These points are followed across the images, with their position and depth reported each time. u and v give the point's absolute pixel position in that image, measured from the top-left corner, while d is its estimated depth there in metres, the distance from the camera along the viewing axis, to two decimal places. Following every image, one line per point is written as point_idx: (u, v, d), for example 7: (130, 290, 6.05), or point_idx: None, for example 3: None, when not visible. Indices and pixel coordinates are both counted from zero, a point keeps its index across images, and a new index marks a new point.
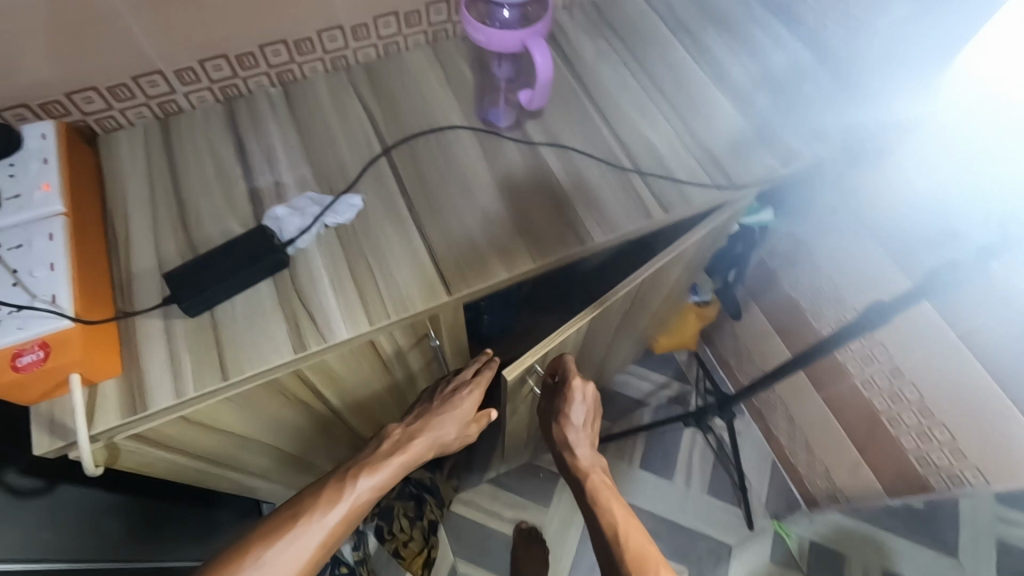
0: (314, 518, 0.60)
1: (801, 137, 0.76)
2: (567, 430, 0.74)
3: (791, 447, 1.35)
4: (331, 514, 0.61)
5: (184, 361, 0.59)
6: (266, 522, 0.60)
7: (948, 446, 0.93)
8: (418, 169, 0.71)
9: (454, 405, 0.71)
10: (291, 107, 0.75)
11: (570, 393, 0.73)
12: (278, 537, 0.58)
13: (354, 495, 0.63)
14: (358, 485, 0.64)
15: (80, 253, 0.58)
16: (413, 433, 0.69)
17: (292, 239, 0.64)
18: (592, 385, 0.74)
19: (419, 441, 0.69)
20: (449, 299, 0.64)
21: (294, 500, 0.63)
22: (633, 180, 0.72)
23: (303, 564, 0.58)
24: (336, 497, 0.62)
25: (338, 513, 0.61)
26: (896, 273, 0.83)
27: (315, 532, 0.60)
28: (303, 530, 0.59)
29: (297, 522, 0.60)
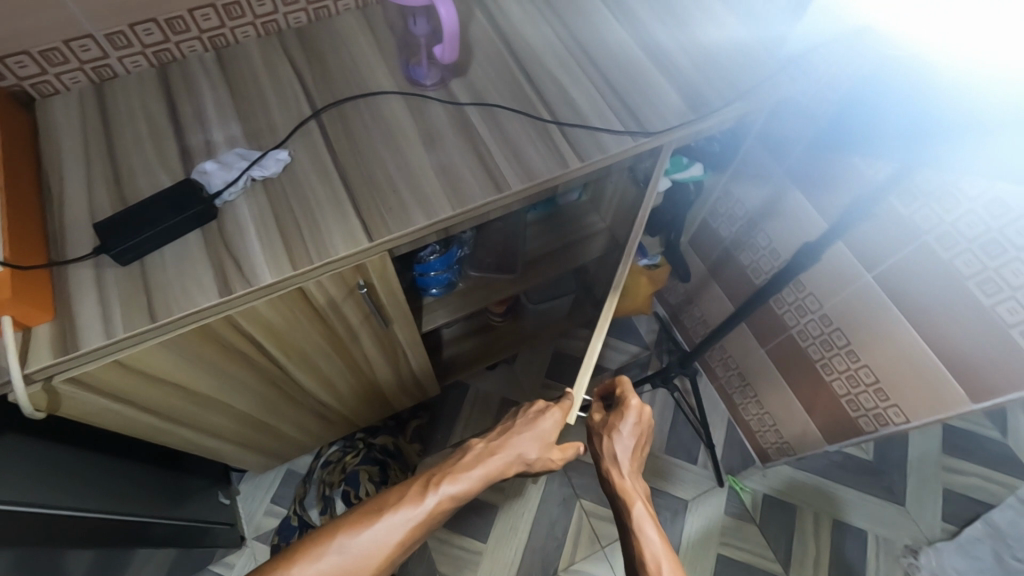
0: (397, 517, 0.61)
1: (717, 89, 0.79)
2: (615, 445, 0.73)
3: (742, 403, 1.40)
4: (415, 515, 0.62)
5: (114, 306, 0.62)
6: (347, 516, 0.62)
7: (873, 388, 0.98)
8: (344, 126, 0.74)
9: (535, 424, 0.73)
10: (223, 70, 0.78)
11: (625, 411, 0.74)
12: (361, 528, 0.60)
13: (432, 497, 0.64)
14: (440, 491, 0.64)
15: (10, 204, 0.61)
16: (493, 449, 0.70)
17: (219, 192, 0.67)
18: (647, 407, 0.75)
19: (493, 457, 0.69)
20: (371, 245, 0.67)
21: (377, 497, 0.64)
22: (551, 131, 0.75)
23: (381, 560, 0.60)
24: (415, 500, 0.63)
25: (417, 516, 0.62)
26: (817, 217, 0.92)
27: (394, 530, 0.61)
28: (384, 526, 0.60)
29: (381, 516, 0.61)
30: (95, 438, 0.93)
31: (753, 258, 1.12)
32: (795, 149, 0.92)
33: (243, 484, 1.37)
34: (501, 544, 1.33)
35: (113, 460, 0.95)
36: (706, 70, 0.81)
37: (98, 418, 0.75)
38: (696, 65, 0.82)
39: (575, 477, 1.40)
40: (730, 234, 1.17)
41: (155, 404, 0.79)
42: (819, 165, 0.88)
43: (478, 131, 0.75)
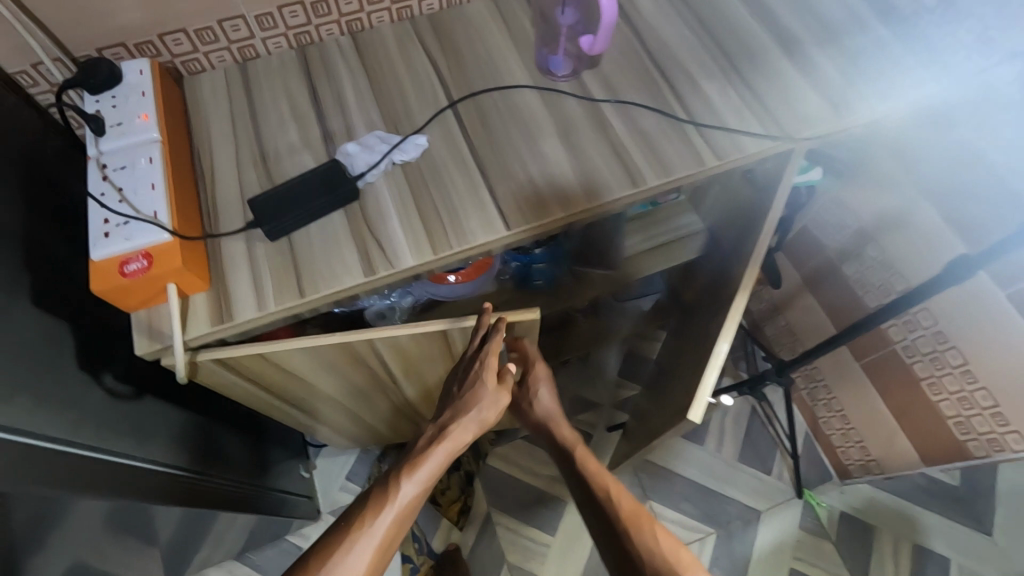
0: (366, 527, 0.63)
1: (864, 96, 0.76)
2: (542, 404, 0.85)
3: (824, 417, 1.37)
4: (382, 519, 0.64)
5: (265, 279, 0.64)
6: (338, 522, 0.65)
7: (990, 413, 0.94)
8: (480, 115, 0.74)
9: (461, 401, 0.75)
10: (359, 54, 0.79)
11: (535, 374, 0.84)
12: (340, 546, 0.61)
13: (399, 500, 0.66)
14: (414, 474, 0.69)
15: (174, 176, 0.64)
16: (445, 426, 0.73)
17: (362, 173, 0.69)
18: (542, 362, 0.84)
19: (444, 445, 0.72)
20: (508, 234, 0.67)
21: (357, 521, 0.64)
22: (688, 130, 0.73)
23: (393, 530, 0.65)
24: (381, 507, 0.65)
25: (385, 520, 0.64)
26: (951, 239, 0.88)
27: (368, 546, 0.62)
28: (360, 535, 0.62)
29: (348, 532, 0.63)
30: (224, 411, 0.98)
31: (858, 267, 1.08)
32: (942, 172, 0.87)
33: (319, 459, 1.40)
34: (569, 538, 1.33)
35: (237, 436, 1.00)
36: (852, 75, 0.78)
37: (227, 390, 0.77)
38: (836, 68, 0.78)
39: (646, 479, 1.39)
40: (830, 243, 1.13)
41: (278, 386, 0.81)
42: (975, 193, 0.83)
43: (612, 125, 0.74)
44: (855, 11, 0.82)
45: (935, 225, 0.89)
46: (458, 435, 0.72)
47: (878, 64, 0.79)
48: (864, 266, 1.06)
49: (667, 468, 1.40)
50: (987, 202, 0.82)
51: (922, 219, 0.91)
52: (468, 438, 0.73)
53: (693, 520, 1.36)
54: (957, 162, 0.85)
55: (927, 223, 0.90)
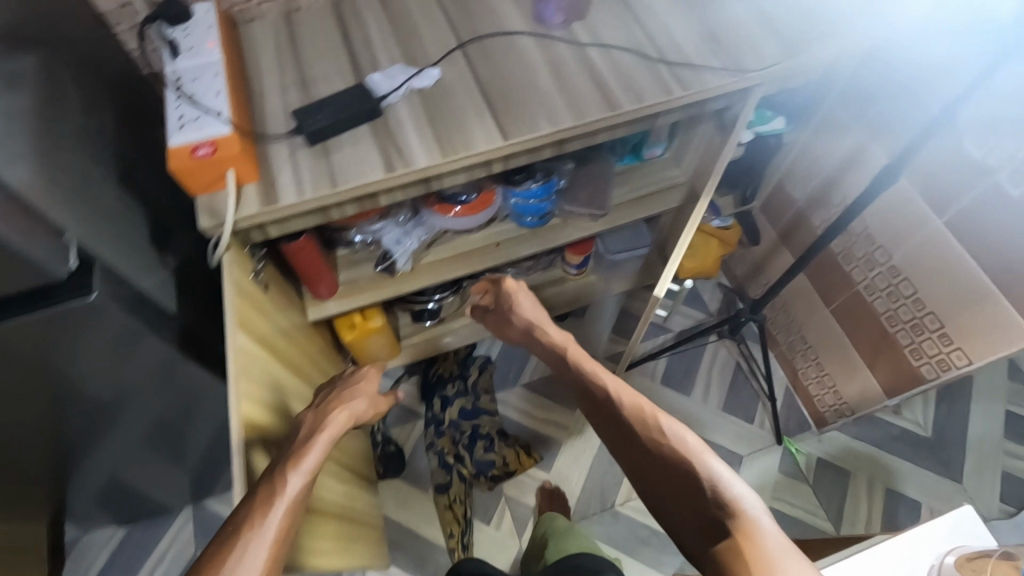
0: (255, 528, 0.63)
1: (818, 36, 0.87)
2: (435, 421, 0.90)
3: (802, 368, 1.47)
4: (270, 517, 0.64)
5: (304, 173, 0.78)
6: (224, 526, 0.65)
7: (937, 335, 1.05)
8: (484, 53, 0.89)
9: (354, 385, 0.86)
10: (385, 6, 0.94)
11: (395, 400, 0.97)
12: (238, 551, 0.62)
13: (284, 491, 0.66)
14: (299, 466, 0.69)
15: (234, 88, 0.78)
16: (330, 409, 0.80)
17: (385, 95, 0.83)
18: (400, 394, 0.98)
19: (326, 433, 0.75)
20: (505, 144, 0.81)
21: (239, 521, 0.64)
22: (660, 67, 0.87)
23: (286, 535, 0.64)
24: (265, 503, 0.65)
25: (275, 516, 0.64)
26: (874, 147, 1.05)
27: (260, 545, 0.62)
28: (251, 540, 0.62)
29: (241, 536, 0.62)
30: None
31: (826, 215, 1.21)
32: (874, 94, 1.02)
33: None
34: (563, 474, 1.45)
35: None
36: (809, 24, 0.89)
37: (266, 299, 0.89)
38: (793, 18, 0.90)
39: None
40: (795, 187, 1.27)
41: (248, 322, 0.78)
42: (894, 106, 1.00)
43: (595, 63, 0.88)
44: None
45: (859, 136, 1.07)
46: (341, 419, 0.79)
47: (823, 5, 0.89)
48: (825, 201, 1.20)
49: None
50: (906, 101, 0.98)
51: (851, 137, 1.08)
52: (344, 425, 0.79)
53: None
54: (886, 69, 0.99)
55: (853, 136, 1.08)
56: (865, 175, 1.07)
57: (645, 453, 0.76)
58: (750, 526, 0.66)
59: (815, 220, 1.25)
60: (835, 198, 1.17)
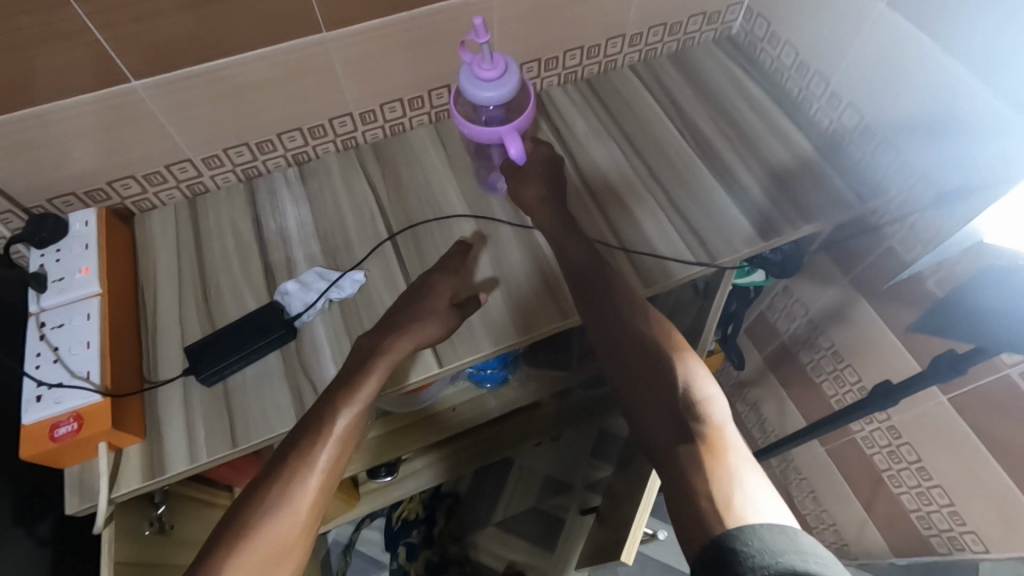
0: (279, 499, 0.56)
1: (793, 218, 0.79)
2: None
3: (798, 497, 1.35)
4: (304, 493, 0.57)
5: (199, 427, 0.65)
6: (274, 455, 0.59)
7: (948, 510, 0.93)
8: (418, 245, 0.77)
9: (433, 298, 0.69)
10: (305, 185, 0.83)
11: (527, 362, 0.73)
12: (261, 520, 0.55)
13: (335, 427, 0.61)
14: (352, 398, 0.63)
15: (113, 327, 0.66)
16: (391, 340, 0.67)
17: (299, 314, 0.71)
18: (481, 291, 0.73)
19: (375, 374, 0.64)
20: (439, 370, 0.69)
21: (292, 452, 0.59)
22: (619, 257, 0.76)
23: (308, 517, 0.57)
24: (318, 438, 0.59)
25: (310, 486, 0.57)
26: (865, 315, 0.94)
27: (311, 475, 0.58)
28: (271, 522, 0.55)
29: (263, 515, 0.55)
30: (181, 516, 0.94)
31: (816, 356, 1.10)
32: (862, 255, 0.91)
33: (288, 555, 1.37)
34: None
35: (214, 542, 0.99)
36: (784, 200, 0.81)
37: (174, 544, 0.76)
38: (768, 187, 0.82)
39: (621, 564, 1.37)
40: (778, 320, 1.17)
41: None
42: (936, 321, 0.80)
43: (546, 254, 0.76)
44: (781, 128, 0.87)
45: (849, 295, 0.95)
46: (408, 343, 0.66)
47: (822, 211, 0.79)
48: (813, 343, 1.09)
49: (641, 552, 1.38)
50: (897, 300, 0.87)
51: (842, 294, 0.97)
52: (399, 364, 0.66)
53: None
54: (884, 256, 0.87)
55: (844, 293, 0.97)
56: (864, 339, 0.95)
57: (638, 381, 0.59)
58: (724, 442, 0.52)
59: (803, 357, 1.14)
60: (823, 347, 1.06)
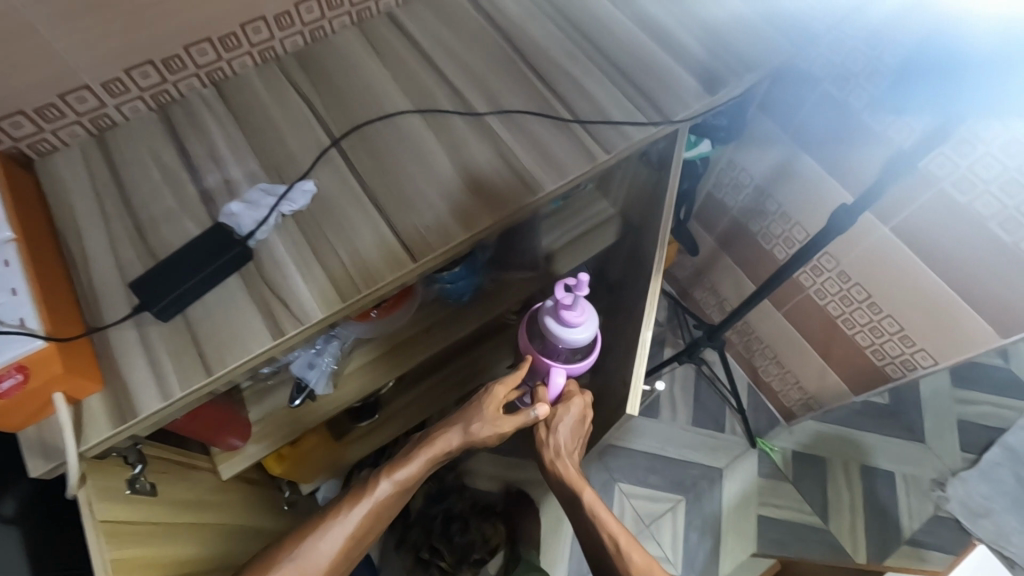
0: (306, 547, 0.68)
1: (734, 67, 0.80)
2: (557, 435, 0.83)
3: (762, 366, 1.43)
4: (327, 546, 0.69)
5: (165, 362, 0.60)
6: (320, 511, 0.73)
7: (898, 337, 1.02)
8: (367, 148, 0.73)
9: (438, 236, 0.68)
10: (228, 105, 0.75)
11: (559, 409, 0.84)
12: (286, 556, 0.67)
13: (374, 497, 0.73)
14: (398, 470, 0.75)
15: (40, 274, 0.58)
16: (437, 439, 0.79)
17: (251, 232, 0.65)
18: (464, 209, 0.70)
19: (421, 455, 0.76)
20: (414, 267, 0.66)
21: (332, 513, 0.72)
22: (575, 130, 0.75)
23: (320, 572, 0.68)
24: (358, 502, 0.73)
25: (332, 546, 0.69)
26: (805, 164, 0.98)
27: (338, 534, 0.70)
28: (294, 558, 0.67)
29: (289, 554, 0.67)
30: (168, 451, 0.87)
31: (764, 224, 1.14)
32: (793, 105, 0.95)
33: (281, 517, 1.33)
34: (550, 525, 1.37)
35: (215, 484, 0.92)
36: (723, 54, 0.81)
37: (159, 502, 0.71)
38: (706, 44, 0.81)
39: (611, 461, 1.42)
40: (725, 196, 1.20)
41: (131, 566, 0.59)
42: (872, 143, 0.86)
43: (503, 137, 0.74)
44: None
45: (787, 147, 0.99)
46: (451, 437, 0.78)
47: (761, 43, 0.81)
48: (761, 208, 1.12)
49: (629, 446, 1.44)
50: (832, 137, 0.91)
51: (782, 149, 1.01)
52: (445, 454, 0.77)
53: (661, 490, 1.40)
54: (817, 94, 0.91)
55: (784, 148, 1.00)
56: (811, 188, 0.99)
57: None
58: None
59: (752, 228, 1.18)
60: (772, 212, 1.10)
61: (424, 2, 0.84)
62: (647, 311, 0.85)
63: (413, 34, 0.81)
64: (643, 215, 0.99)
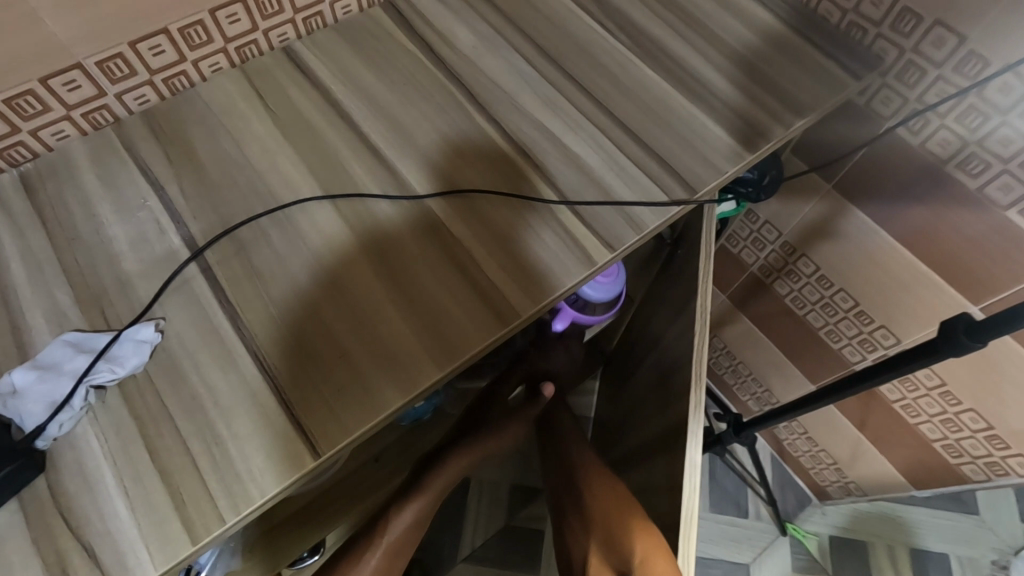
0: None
1: (777, 112, 0.57)
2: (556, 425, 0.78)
3: (789, 440, 1.20)
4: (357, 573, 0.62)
5: None
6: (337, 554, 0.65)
7: (983, 435, 0.80)
8: (246, 260, 0.48)
9: (359, 404, 0.43)
10: (33, 200, 0.49)
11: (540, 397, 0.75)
12: None
13: (386, 536, 0.64)
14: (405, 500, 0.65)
15: None
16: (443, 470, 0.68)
17: (41, 427, 0.39)
18: (399, 353, 0.45)
19: (440, 478, 0.67)
20: (317, 463, 0.41)
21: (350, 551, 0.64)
22: (561, 216, 0.51)
23: None
24: (371, 541, 0.63)
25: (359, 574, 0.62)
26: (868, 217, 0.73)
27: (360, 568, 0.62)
28: None
29: None
30: None
31: (794, 288, 0.91)
32: (846, 156, 0.71)
33: None
34: None
35: None
36: (762, 93, 0.58)
37: None
38: (738, 80, 0.58)
39: None
40: (742, 251, 0.97)
41: None
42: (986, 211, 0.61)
43: (455, 233, 0.50)
44: None
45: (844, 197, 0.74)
46: (455, 462, 0.68)
47: (806, 83, 0.59)
48: (793, 269, 0.89)
49: None
50: (922, 195, 0.66)
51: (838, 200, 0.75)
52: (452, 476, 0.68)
53: None
54: (908, 137, 0.64)
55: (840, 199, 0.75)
56: (878, 249, 0.74)
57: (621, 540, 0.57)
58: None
59: (777, 291, 0.95)
60: (812, 276, 0.86)
61: (339, 35, 0.59)
62: (669, 450, 0.61)
63: (322, 80, 0.57)
64: (655, 298, 0.75)
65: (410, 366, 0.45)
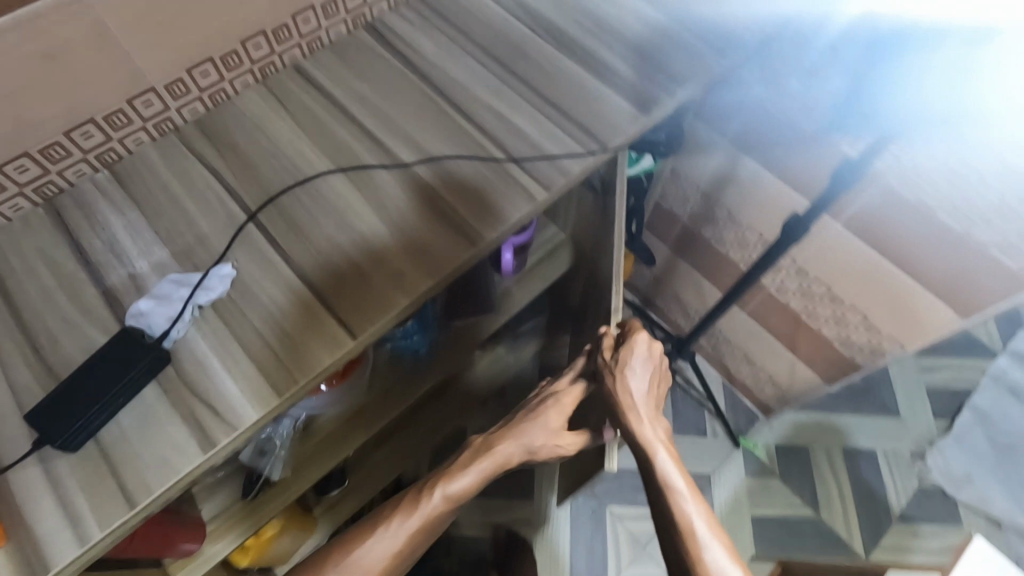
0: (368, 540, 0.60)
1: (663, 84, 0.78)
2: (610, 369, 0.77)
3: (734, 366, 1.41)
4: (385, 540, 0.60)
5: (79, 502, 0.53)
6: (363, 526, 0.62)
7: (864, 325, 1.02)
8: (286, 217, 0.67)
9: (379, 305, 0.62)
10: (126, 189, 0.68)
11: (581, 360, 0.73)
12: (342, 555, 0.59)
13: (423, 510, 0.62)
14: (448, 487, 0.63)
15: None
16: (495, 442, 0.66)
17: (165, 332, 0.58)
18: (402, 271, 0.64)
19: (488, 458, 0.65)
20: (355, 343, 0.60)
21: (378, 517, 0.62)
22: (511, 169, 0.70)
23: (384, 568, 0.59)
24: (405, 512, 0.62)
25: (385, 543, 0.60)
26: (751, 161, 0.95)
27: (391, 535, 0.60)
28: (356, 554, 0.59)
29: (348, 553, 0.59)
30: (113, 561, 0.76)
31: (715, 228, 1.12)
32: (729, 115, 0.93)
33: None
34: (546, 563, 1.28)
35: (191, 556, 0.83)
36: (651, 70, 0.78)
37: None
38: (633, 62, 0.79)
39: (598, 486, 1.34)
40: (672, 203, 1.17)
41: None
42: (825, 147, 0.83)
43: (434, 187, 0.69)
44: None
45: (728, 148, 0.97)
46: (508, 445, 0.65)
47: (687, 59, 0.79)
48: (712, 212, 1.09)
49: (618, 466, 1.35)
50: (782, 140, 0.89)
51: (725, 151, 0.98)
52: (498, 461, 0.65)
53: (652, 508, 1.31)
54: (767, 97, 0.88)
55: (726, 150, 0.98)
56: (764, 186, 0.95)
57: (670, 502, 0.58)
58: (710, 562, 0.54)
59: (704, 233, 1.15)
60: (723, 216, 1.07)
61: (333, 51, 0.78)
62: None
63: (324, 86, 0.76)
64: (597, 239, 0.95)
65: (411, 280, 0.64)
